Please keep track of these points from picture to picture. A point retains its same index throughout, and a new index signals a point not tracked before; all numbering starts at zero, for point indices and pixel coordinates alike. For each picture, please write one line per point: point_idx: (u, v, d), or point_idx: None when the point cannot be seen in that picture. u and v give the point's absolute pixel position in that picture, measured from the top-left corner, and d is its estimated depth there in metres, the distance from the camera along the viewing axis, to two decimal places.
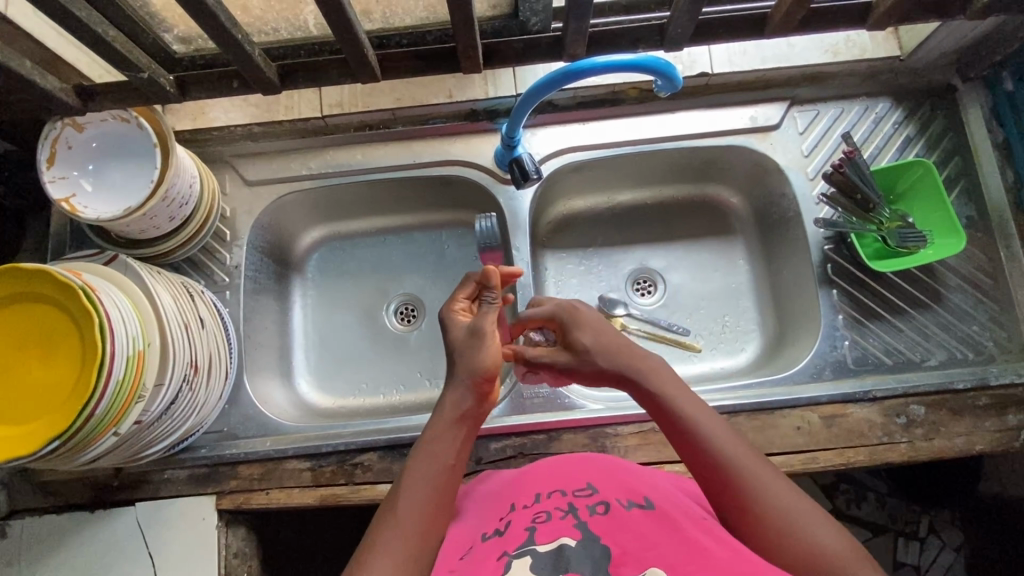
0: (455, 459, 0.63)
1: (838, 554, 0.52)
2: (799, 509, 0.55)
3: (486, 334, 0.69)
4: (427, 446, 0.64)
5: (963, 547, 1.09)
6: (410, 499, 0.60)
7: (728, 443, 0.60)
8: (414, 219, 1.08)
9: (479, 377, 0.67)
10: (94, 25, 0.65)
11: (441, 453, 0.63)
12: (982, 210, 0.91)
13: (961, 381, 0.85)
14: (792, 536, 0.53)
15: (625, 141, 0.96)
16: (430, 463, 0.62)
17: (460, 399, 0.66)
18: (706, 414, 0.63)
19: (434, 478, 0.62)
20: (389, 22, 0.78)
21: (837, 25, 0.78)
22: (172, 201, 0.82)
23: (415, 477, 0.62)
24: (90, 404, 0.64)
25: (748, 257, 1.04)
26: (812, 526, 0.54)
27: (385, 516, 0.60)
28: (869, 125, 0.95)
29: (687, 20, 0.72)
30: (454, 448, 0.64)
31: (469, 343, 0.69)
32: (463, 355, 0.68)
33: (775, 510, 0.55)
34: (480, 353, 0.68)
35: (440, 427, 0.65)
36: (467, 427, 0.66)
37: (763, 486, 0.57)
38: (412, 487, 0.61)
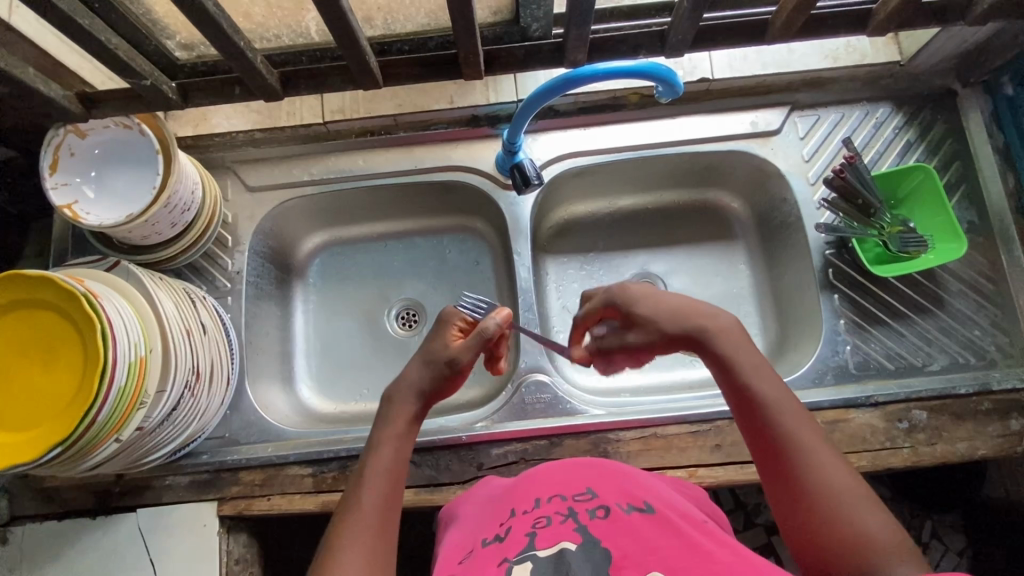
0: (405, 443, 0.65)
1: (878, 543, 0.52)
2: (849, 495, 0.55)
3: (456, 369, 0.68)
4: (381, 438, 0.65)
5: (967, 551, 1.09)
6: (371, 490, 0.61)
7: (788, 416, 0.59)
8: (416, 224, 1.08)
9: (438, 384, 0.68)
10: (97, 32, 0.65)
11: (394, 441, 0.64)
12: (983, 215, 0.91)
13: (963, 387, 0.84)
14: (836, 517, 0.54)
15: (626, 146, 0.96)
16: (386, 453, 0.63)
17: (411, 389, 0.67)
18: (772, 384, 0.62)
19: (391, 466, 0.63)
20: (390, 28, 0.79)
21: (837, 30, 0.78)
22: (174, 208, 0.82)
23: (373, 470, 0.62)
24: (91, 411, 0.64)
25: (749, 262, 1.04)
26: (858, 511, 0.54)
27: (347, 510, 0.60)
28: (870, 130, 0.95)
29: (687, 27, 0.72)
30: (404, 432, 0.65)
31: (439, 369, 0.68)
32: (432, 366, 0.68)
33: (824, 490, 0.56)
34: (442, 382, 0.68)
35: (393, 417, 0.66)
36: (418, 415, 0.67)
37: (819, 467, 0.57)
38: (371, 479, 0.62)
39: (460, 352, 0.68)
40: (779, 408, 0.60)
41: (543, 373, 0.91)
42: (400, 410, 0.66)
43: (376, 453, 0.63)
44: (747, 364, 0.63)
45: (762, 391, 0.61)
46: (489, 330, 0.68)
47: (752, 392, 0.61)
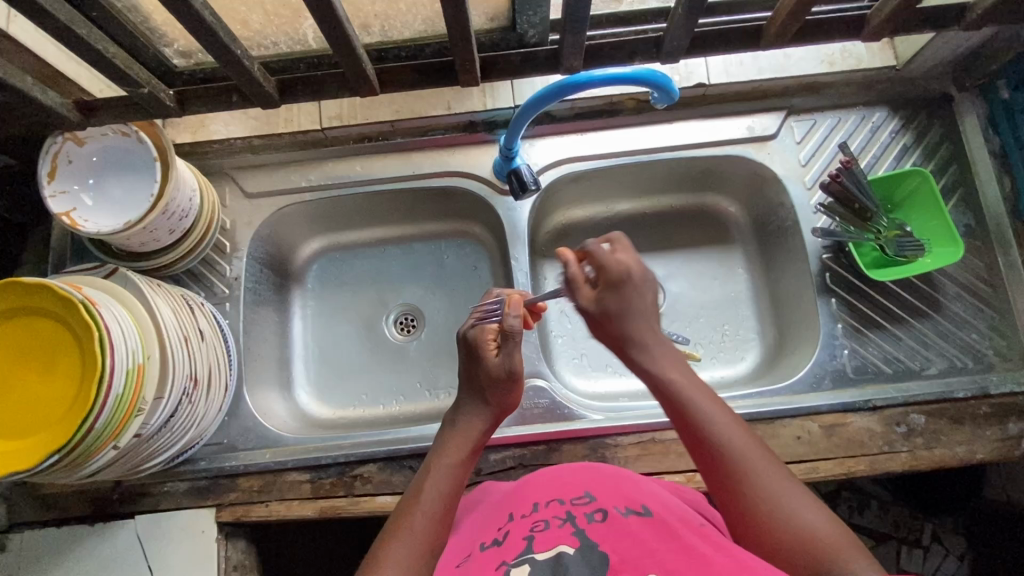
0: (461, 471, 0.68)
1: (826, 540, 0.53)
2: (790, 495, 0.57)
3: (518, 376, 0.70)
4: (438, 466, 0.67)
5: (967, 557, 1.08)
6: (424, 511, 0.63)
7: (722, 425, 0.61)
8: (414, 230, 1.08)
9: (495, 418, 0.72)
10: (95, 42, 0.66)
11: (451, 470, 0.67)
12: (980, 218, 0.91)
13: (961, 390, 0.84)
14: (784, 519, 0.55)
15: (623, 151, 0.96)
16: (443, 480, 0.66)
17: (475, 423, 0.71)
18: (704, 394, 0.64)
19: (446, 493, 0.65)
20: (387, 35, 0.79)
21: (832, 36, 0.78)
22: (172, 214, 0.82)
23: (428, 492, 0.64)
24: (89, 418, 0.64)
25: (747, 265, 1.04)
26: (802, 510, 0.55)
27: (398, 526, 0.62)
28: (866, 134, 0.95)
29: (682, 33, 0.73)
30: (461, 465, 0.68)
31: (500, 385, 0.70)
32: (491, 392, 0.71)
33: (766, 495, 0.57)
34: (507, 393, 0.71)
35: (451, 448, 0.69)
36: (475, 450, 0.70)
37: (759, 471, 0.58)
38: (425, 501, 0.64)
39: (510, 361, 0.69)
40: (714, 416, 0.62)
41: (541, 378, 0.90)
42: (460, 444, 0.69)
43: (433, 477, 0.66)
44: (674, 377, 0.66)
45: (694, 401, 0.63)
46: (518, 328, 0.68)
47: (687, 403, 0.63)
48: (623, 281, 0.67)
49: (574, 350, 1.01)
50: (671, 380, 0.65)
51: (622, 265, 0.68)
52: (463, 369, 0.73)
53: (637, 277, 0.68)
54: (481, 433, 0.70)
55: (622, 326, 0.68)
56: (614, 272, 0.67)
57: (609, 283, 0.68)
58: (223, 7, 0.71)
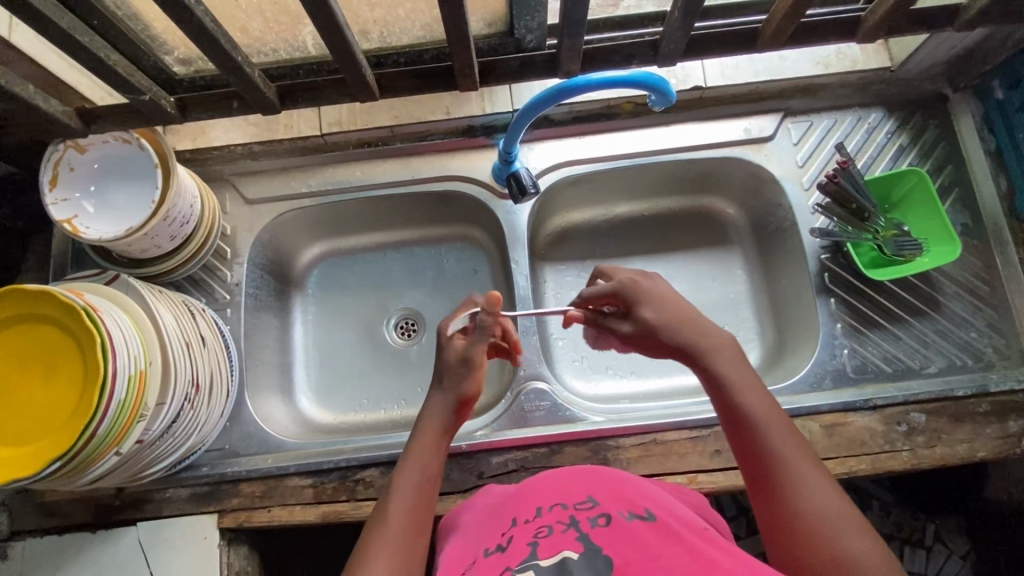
0: (427, 459, 0.68)
1: (862, 561, 0.52)
2: (839, 515, 0.55)
3: (477, 363, 0.72)
4: (406, 460, 0.68)
5: (971, 554, 1.09)
6: (395, 509, 0.63)
7: (774, 433, 0.60)
8: (413, 234, 1.08)
9: (459, 401, 0.71)
10: (97, 49, 0.66)
11: (416, 462, 0.67)
12: (976, 217, 0.92)
13: (961, 389, 0.85)
14: (823, 536, 0.54)
15: (622, 154, 0.97)
16: (410, 471, 0.66)
17: (436, 409, 0.71)
18: (765, 402, 0.63)
19: (415, 483, 0.65)
20: (386, 41, 0.80)
21: (828, 38, 0.79)
22: (173, 221, 0.82)
23: (397, 490, 0.65)
24: (91, 424, 0.64)
25: (746, 267, 1.04)
26: (843, 529, 0.54)
27: (374, 527, 0.62)
28: (862, 135, 0.95)
29: (678, 36, 0.73)
30: (428, 454, 0.68)
31: (459, 368, 0.72)
32: (450, 380, 0.72)
33: (808, 510, 0.56)
34: (465, 380, 0.72)
35: (416, 440, 0.69)
36: (441, 438, 0.70)
37: (808, 486, 0.57)
38: (396, 499, 0.64)
39: (471, 347, 0.73)
40: (770, 427, 0.61)
41: (542, 381, 0.91)
42: (424, 434, 0.69)
43: (400, 474, 0.66)
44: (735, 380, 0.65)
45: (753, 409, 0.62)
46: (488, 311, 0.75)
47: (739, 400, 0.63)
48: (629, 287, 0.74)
49: (574, 353, 1.01)
50: (733, 383, 0.64)
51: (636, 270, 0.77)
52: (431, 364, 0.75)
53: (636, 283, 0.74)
54: (444, 415, 0.71)
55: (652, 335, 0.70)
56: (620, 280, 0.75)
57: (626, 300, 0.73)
58: (223, 15, 0.72)
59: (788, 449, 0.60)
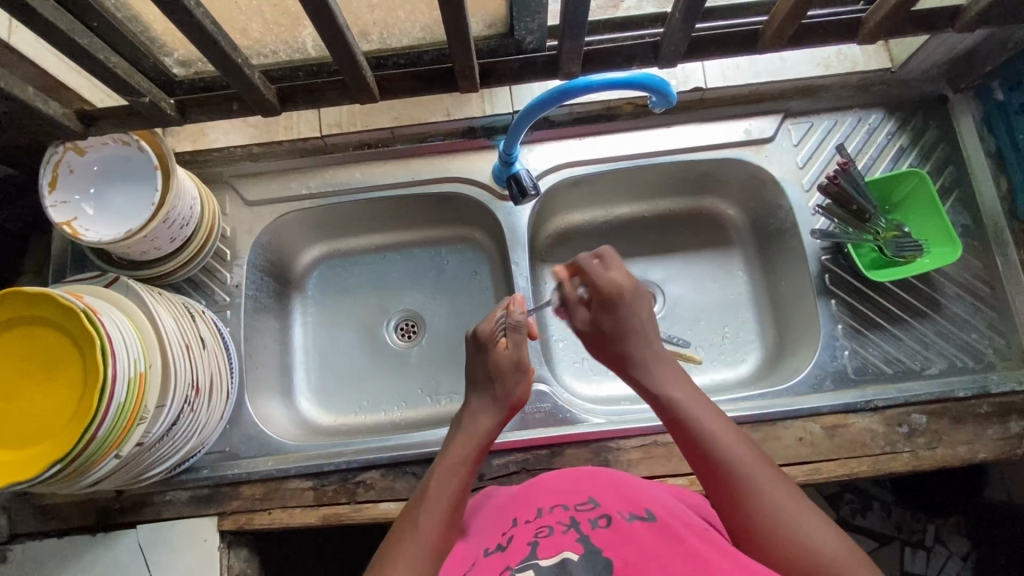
0: (466, 473, 0.67)
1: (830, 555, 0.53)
2: (803, 518, 0.56)
3: (526, 368, 0.74)
4: (443, 468, 0.68)
5: (971, 555, 1.09)
6: (430, 511, 0.63)
7: (726, 441, 0.62)
8: (413, 235, 1.08)
9: (505, 414, 0.73)
10: (96, 52, 0.66)
11: (458, 468, 0.67)
12: (977, 218, 0.92)
13: (961, 390, 0.85)
14: (787, 536, 0.55)
15: (622, 155, 0.97)
16: (448, 481, 0.66)
17: (483, 421, 0.72)
18: (713, 417, 0.64)
19: (452, 494, 0.65)
20: (386, 42, 0.80)
21: (828, 39, 0.79)
22: (173, 223, 0.82)
23: (435, 494, 0.65)
24: (91, 428, 0.64)
25: (746, 268, 1.04)
26: (806, 526, 0.55)
27: (404, 533, 0.62)
28: (863, 136, 0.95)
29: (679, 38, 0.73)
30: (470, 464, 0.69)
31: (509, 375, 0.73)
32: (499, 386, 0.73)
33: (770, 512, 0.57)
34: (515, 386, 0.74)
35: (459, 448, 0.69)
36: (483, 450, 0.71)
37: (771, 495, 0.58)
38: (432, 502, 0.64)
39: (517, 352, 0.74)
40: (723, 441, 0.62)
41: (543, 382, 0.90)
42: (468, 443, 0.70)
43: (440, 477, 0.66)
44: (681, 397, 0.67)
45: (704, 425, 0.63)
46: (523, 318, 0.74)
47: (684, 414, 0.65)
48: (613, 296, 0.74)
49: (574, 354, 1.01)
50: (678, 399, 0.66)
51: (615, 280, 0.75)
52: (474, 366, 0.75)
53: (628, 293, 0.74)
54: (489, 430, 0.71)
55: (617, 341, 0.73)
56: (606, 288, 0.74)
57: (603, 302, 0.74)
58: (223, 16, 0.72)
59: (745, 459, 0.60)
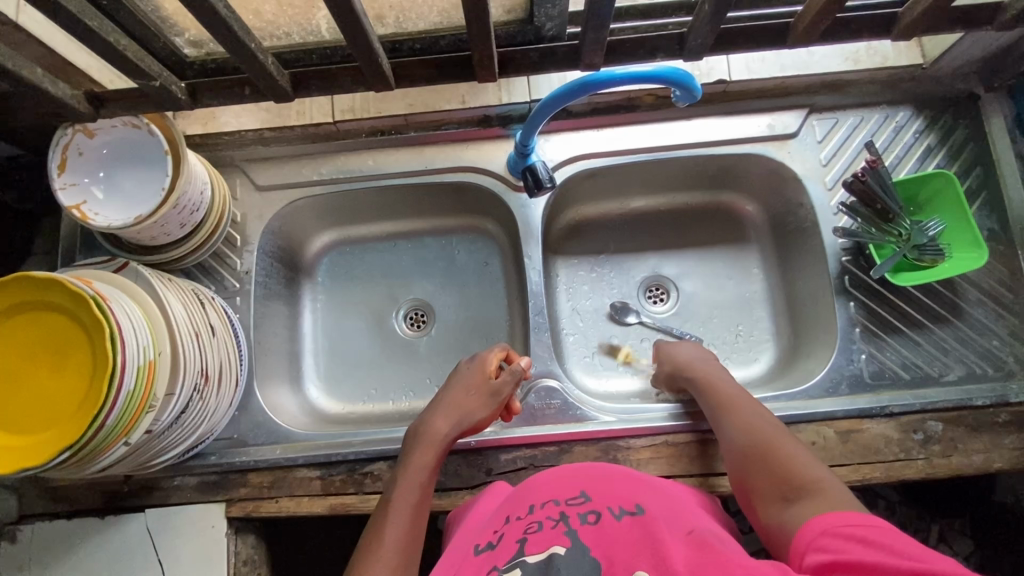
0: (427, 476, 0.73)
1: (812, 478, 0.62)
2: (789, 452, 0.66)
3: (499, 398, 0.80)
4: (407, 473, 0.73)
5: (974, 555, 1.07)
6: (396, 519, 0.68)
7: (741, 404, 0.75)
8: (425, 224, 1.07)
9: (464, 427, 0.78)
10: (106, 34, 0.64)
11: (419, 474, 0.72)
12: (1003, 222, 0.89)
13: (979, 398, 0.83)
14: (780, 466, 0.65)
15: (640, 148, 0.94)
16: (410, 487, 0.71)
17: (439, 428, 0.77)
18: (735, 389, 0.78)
19: (415, 500, 0.70)
20: (402, 26, 0.77)
21: (861, 34, 0.76)
22: (183, 209, 0.81)
23: (399, 501, 0.70)
24: (101, 415, 0.64)
25: (762, 266, 1.02)
26: (796, 460, 0.65)
27: (371, 536, 0.67)
28: (889, 133, 0.93)
29: (707, 30, 0.70)
30: (429, 469, 0.74)
31: (483, 396, 0.80)
32: (466, 403, 0.80)
33: (768, 451, 0.67)
34: (481, 412, 0.79)
35: (421, 451, 0.75)
36: (442, 453, 0.76)
37: (769, 438, 0.69)
38: (396, 510, 0.69)
39: (501, 386, 0.80)
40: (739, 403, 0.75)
41: (553, 378, 0.90)
42: (429, 448, 0.75)
43: (402, 486, 0.71)
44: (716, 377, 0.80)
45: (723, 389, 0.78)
46: (520, 369, 0.82)
47: (714, 387, 0.79)
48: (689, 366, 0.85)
49: (585, 348, 1.00)
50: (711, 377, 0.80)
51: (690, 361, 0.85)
52: (456, 378, 0.83)
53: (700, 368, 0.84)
54: (446, 435, 0.76)
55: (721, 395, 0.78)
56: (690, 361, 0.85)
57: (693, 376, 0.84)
58: None
59: (756, 414, 0.73)
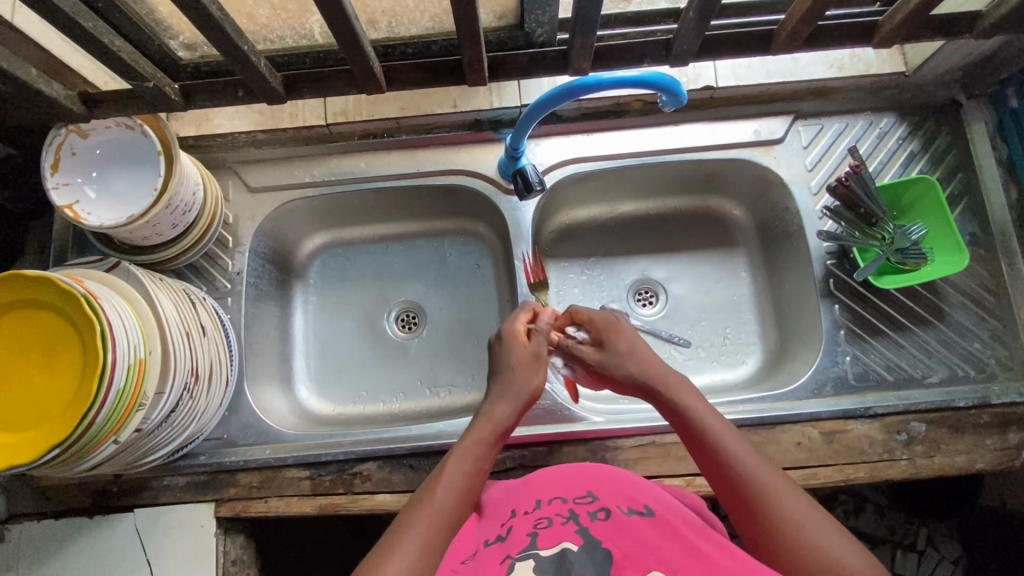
0: (483, 454, 0.65)
1: (848, 569, 0.51)
2: (813, 526, 0.54)
3: (544, 362, 0.74)
4: (462, 447, 0.65)
5: (961, 560, 1.09)
6: (446, 487, 0.61)
7: (741, 456, 0.61)
8: (417, 227, 1.07)
9: (523, 402, 0.70)
10: (101, 35, 0.65)
11: (475, 450, 0.65)
12: (985, 227, 0.91)
13: (962, 400, 0.84)
14: (809, 547, 0.53)
15: (629, 153, 0.96)
16: (465, 459, 0.64)
17: (500, 408, 0.69)
18: (728, 432, 0.63)
19: (468, 472, 0.63)
20: (394, 31, 0.79)
21: (844, 42, 0.77)
22: (176, 209, 0.82)
23: (449, 472, 0.63)
24: (90, 413, 0.64)
25: (750, 270, 1.04)
26: (825, 540, 0.53)
27: (414, 505, 0.60)
28: (873, 140, 0.94)
29: (692, 36, 0.72)
30: (488, 447, 0.66)
31: (530, 365, 0.73)
32: (520, 375, 0.72)
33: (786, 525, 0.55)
34: (533, 378, 0.72)
35: (478, 428, 0.67)
36: (501, 433, 0.68)
37: (780, 502, 0.57)
38: (449, 475, 0.62)
39: (538, 346, 0.74)
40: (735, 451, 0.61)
41: None
42: (486, 427, 0.67)
43: (457, 453, 0.64)
44: (701, 412, 0.65)
45: (714, 432, 0.63)
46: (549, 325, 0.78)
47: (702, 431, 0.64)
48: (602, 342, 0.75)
49: None
50: (699, 415, 0.65)
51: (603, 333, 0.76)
52: (499, 351, 0.75)
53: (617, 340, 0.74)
54: (507, 417, 0.68)
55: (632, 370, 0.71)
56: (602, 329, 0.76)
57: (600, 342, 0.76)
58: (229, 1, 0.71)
59: (764, 471, 0.59)
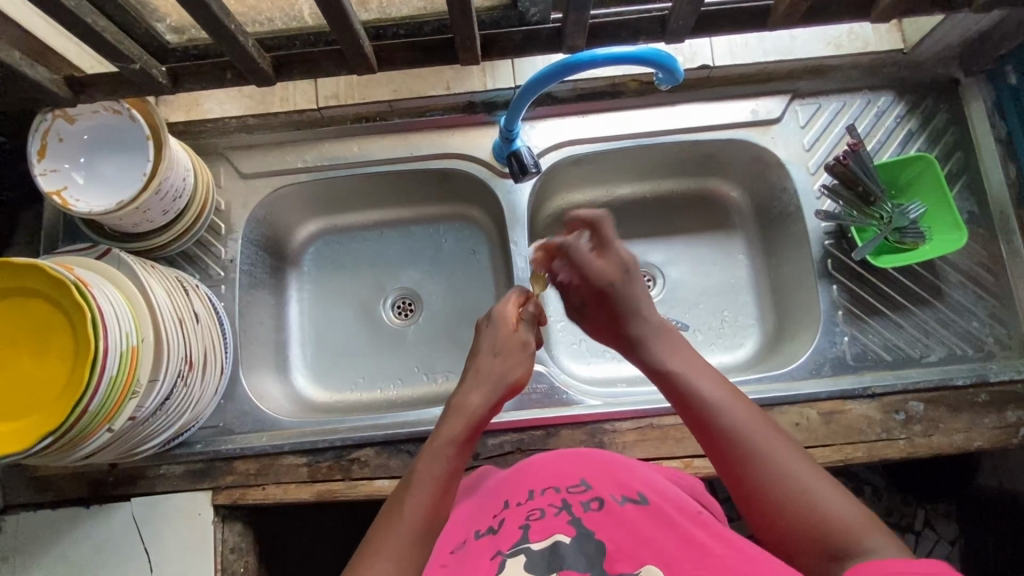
0: (457, 453, 0.62)
1: (838, 521, 0.52)
2: (804, 477, 0.55)
3: (530, 349, 0.71)
4: (433, 447, 0.62)
5: (959, 540, 1.09)
6: (417, 496, 0.58)
7: (728, 411, 0.60)
8: (411, 212, 1.06)
9: (501, 393, 0.67)
10: (84, 14, 0.63)
11: (445, 450, 0.61)
12: (983, 206, 0.90)
13: (960, 378, 0.84)
14: (803, 497, 0.54)
15: (626, 134, 0.95)
16: (437, 460, 0.60)
17: (473, 400, 0.65)
18: (714, 383, 0.63)
19: (441, 476, 0.60)
20: (386, 12, 0.77)
21: (841, 17, 0.76)
22: (166, 194, 0.80)
23: (421, 477, 0.59)
24: (82, 401, 0.63)
25: (747, 252, 1.03)
26: (819, 492, 0.54)
27: (385, 520, 0.57)
28: (871, 118, 0.93)
29: (688, 11, 0.71)
30: (460, 443, 0.63)
31: (515, 353, 0.70)
32: (499, 363, 0.68)
33: (778, 479, 0.55)
34: (517, 366, 0.69)
35: (451, 423, 0.64)
36: (477, 428, 0.64)
37: (769, 455, 0.57)
38: (419, 483, 0.59)
39: (525, 335, 0.71)
40: (722, 405, 0.61)
41: (540, 363, 0.90)
42: (459, 420, 0.64)
43: (427, 459, 0.61)
44: (680, 367, 0.65)
45: (699, 390, 0.62)
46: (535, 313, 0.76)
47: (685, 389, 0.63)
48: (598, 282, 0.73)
49: (573, 335, 1.00)
50: (684, 372, 0.64)
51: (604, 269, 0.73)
52: (478, 341, 0.71)
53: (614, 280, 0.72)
54: (480, 411, 0.65)
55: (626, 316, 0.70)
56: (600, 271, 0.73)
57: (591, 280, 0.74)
58: None
59: (748, 422, 0.59)
